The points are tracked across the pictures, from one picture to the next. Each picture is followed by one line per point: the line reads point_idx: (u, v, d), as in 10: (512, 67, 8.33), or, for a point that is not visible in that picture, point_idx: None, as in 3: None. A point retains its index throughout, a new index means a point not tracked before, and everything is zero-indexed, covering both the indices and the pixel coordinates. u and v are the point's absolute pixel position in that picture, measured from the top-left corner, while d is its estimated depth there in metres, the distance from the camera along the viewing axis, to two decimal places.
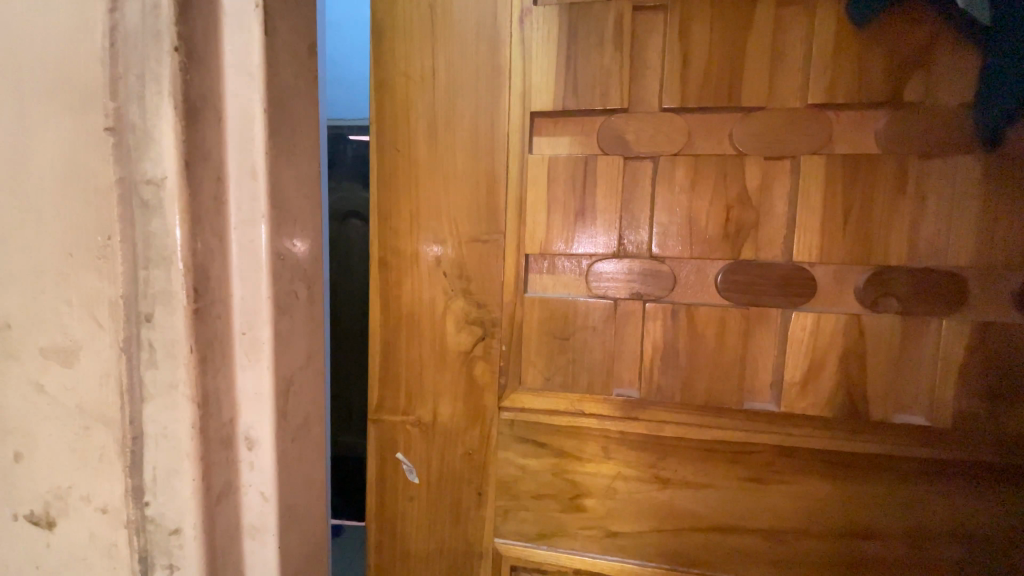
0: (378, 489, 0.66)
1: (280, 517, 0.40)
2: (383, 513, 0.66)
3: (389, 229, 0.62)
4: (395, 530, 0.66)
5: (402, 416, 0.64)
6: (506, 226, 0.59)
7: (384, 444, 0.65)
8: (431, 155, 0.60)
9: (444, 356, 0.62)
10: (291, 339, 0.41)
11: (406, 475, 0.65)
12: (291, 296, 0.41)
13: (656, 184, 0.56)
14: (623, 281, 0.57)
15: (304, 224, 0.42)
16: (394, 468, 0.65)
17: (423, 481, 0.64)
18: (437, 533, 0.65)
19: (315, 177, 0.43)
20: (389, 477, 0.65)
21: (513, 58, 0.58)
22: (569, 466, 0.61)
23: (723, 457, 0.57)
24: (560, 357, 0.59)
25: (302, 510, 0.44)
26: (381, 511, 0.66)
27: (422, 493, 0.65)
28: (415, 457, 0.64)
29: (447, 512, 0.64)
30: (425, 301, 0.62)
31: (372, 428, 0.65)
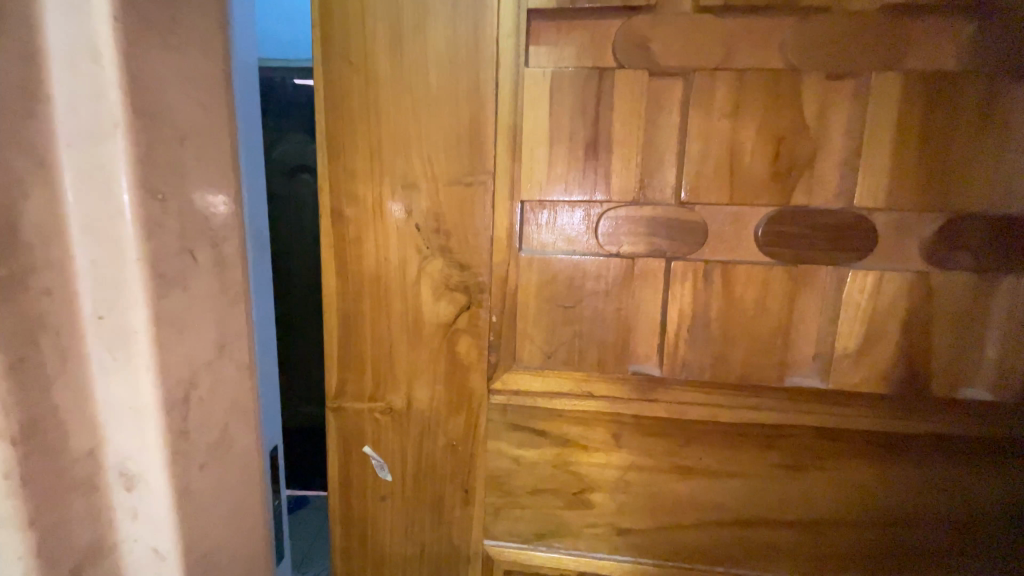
0: (342, 490, 0.55)
1: (185, 538, 0.33)
2: (350, 515, 0.55)
3: (342, 169, 0.48)
4: (365, 534, 0.55)
5: (369, 403, 0.52)
6: (496, 164, 0.46)
7: (348, 436, 0.53)
8: (394, 72, 0.46)
9: (419, 330, 0.50)
10: (184, 324, 0.32)
11: (377, 471, 0.54)
12: (181, 269, 0.31)
13: (688, 108, 0.44)
14: (642, 235, 0.46)
15: (202, 176, 0.32)
16: (361, 464, 0.54)
17: (397, 479, 0.53)
18: (416, 536, 0.55)
19: (222, 115, 0.34)
20: (355, 474, 0.54)
21: None
22: (573, 457, 0.51)
23: (757, 443, 0.48)
24: (564, 329, 0.48)
25: (220, 530, 0.35)
26: (348, 513, 0.55)
27: (396, 492, 0.54)
28: (387, 450, 0.53)
29: (427, 513, 0.54)
30: (392, 261, 0.49)
31: (333, 418, 0.53)
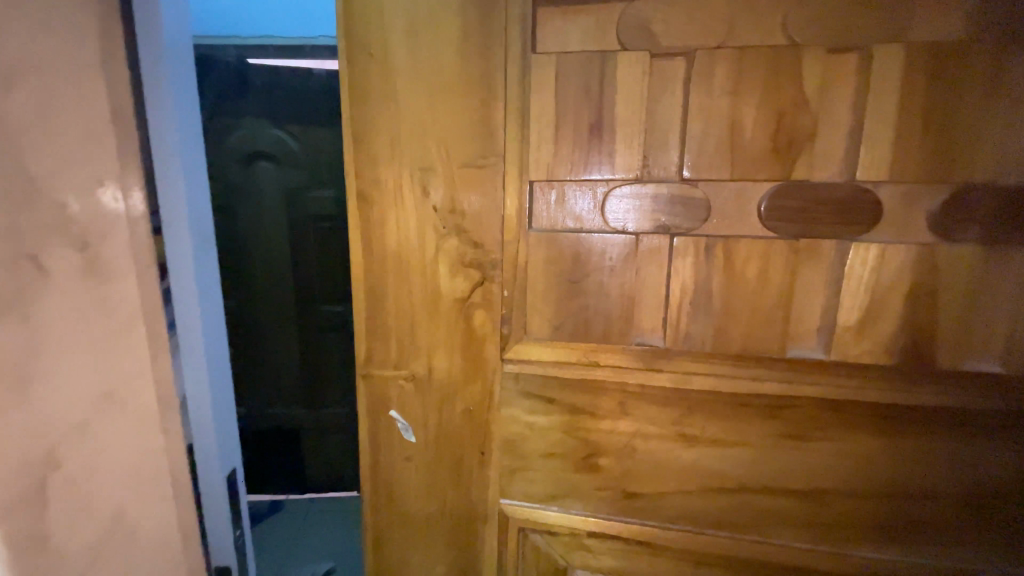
0: (370, 450, 0.60)
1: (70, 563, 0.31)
2: (378, 474, 0.60)
3: (366, 154, 0.52)
4: (392, 490, 0.61)
5: (394, 371, 0.57)
6: (505, 146, 0.49)
7: (375, 401, 0.58)
8: (411, 63, 0.49)
9: (437, 303, 0.54)
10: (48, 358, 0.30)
11: (401, 434, 0.58)
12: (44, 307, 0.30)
13: (690, 87, 0.45)
14: (646, 211, 0.48)
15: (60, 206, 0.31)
16: (387, 427, 0.59)
17: (420, 441, 0.58)
18: (438, 493, 0.59)
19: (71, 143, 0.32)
20: (383, 436, 0.59)
21: None
22: (581, 423, 0.54)
23: (759, 413, 0.50)
24: (571, 302, 0.51)
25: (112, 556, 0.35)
26: (376, 471, 0.60)
27: (419, 453, 0.59)
28: (411, 415, 0.58)
29: (448, 472, 0.58)
30: (411, 240, 0.53)
31: (362, 384, 0.58)
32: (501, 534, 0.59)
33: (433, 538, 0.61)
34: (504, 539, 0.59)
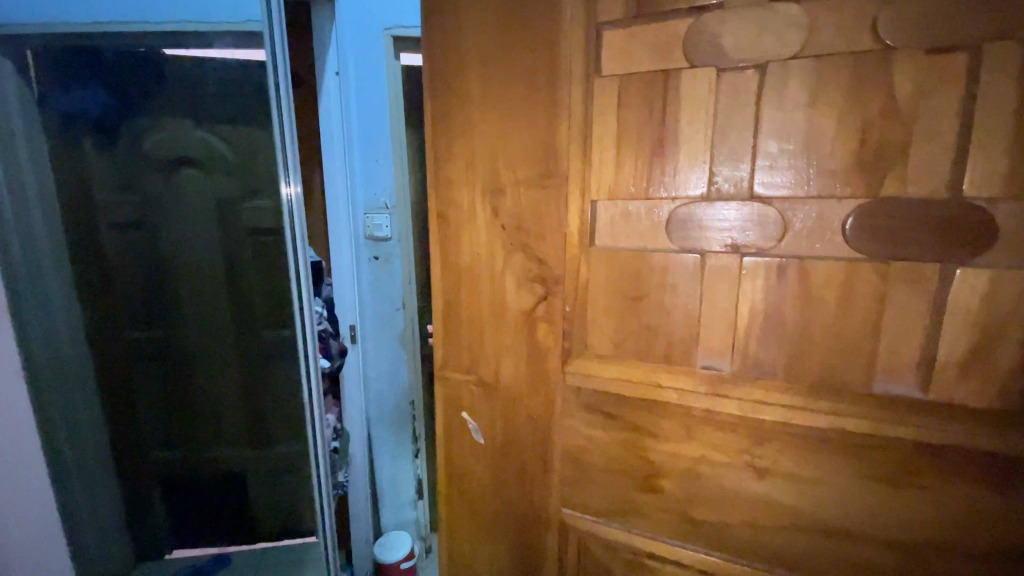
0: (444, 445, 0.65)
1: None
2: (451, 469, 0.65)
3: (445, 177, 0.57)
4: (463, 486, 0.65)
5: (466, 376, 0.61)
6: (569, 167, 0.50)
7: (449, 402, 0.63)
8: (483, 92, 0.53)
9: (505, 315, 0.57)
10: None
11: (472, 434, 0.63)
12: None
13: (762, 102, 0.43)
14: (712, 231, 0.46)
15: None
16: (460, 427, 0.63)
17: (488, 443, 0.62)
18: (503, 494, 0.62)
19: None
20: (456, 434, 0.64)
21: None
22: (642, 442, 0.53)
23: (840, 452, 0.45)
24: (632, 321, 0.51)
25: None
26: (450, 466, 0.66)
27: (488, 454, 0.62)
28: (480, 418, 0.61)
29: (513, 476, 0.61)
30: (482, 255, 0.57)
31: (439, 385, 0.64)
32: (562, 542, 0.60)
33: (498, 535, 0.64)
34: (565, 547, 0.60)
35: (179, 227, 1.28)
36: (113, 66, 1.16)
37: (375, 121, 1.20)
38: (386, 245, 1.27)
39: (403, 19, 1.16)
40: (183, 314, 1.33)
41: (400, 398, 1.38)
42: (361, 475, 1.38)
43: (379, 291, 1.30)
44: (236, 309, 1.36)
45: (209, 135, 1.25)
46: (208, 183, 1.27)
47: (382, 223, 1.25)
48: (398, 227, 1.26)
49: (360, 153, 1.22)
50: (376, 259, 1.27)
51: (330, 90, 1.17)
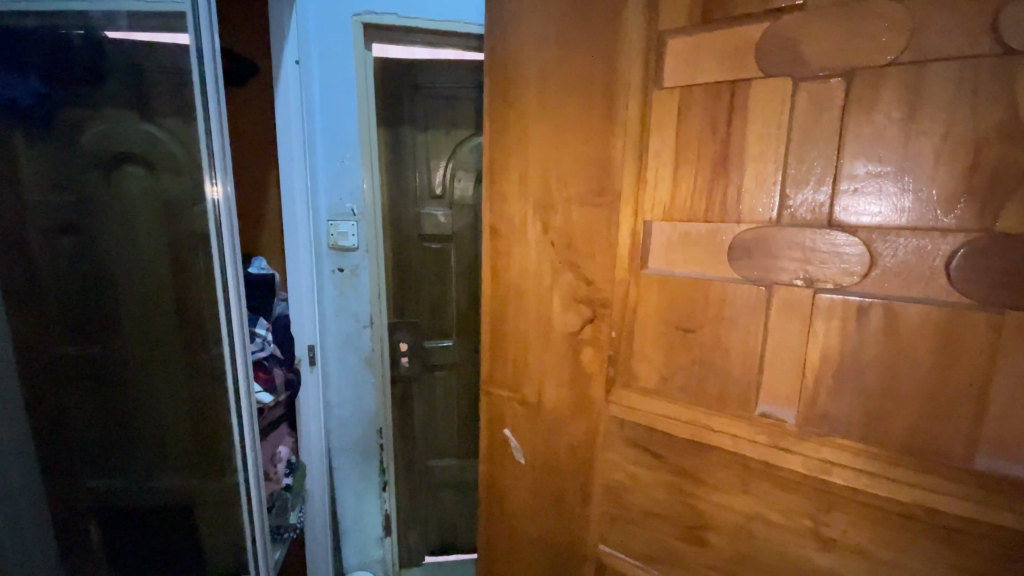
0: (486, 461, 0.64)
1: None
2: (493, 485, 0.64)
3: (499, 191, 0.56)
4: (503, 504, 0.64)
5: (511, 393, 0.60)
6: (623, 184, 0.47)
7: (493, 417, 0.62)
8: (540, 105, 0.51)
9: (550, 335, 0.54)
10: None
11: (513, 453, 0.61)
12: None
13: (849, 115, 0.37)
14: (780, 261, 0.41)
15: None
16: (503, 444, 0.62)
17: (529, 464, 0.60)
18: (541, 520, 0.60)
19: None
20: (499, 451, 0.63)
21: None
22: (690, 488, 0.48)
23: (927, 535, 0.38)
24: (684, 354, 0.46)
25: None
26: (492, 482, 0.65)
27: (527, 476, 0.60)
28: (521, 438, 0.60)
29: (551, 502, 0.59)
30: (530, 272, 0.55)
31: (485, 400, 0.63)
32: None
33: (534, 562, 0.62)
34: None
35: (117, 245, 0.80)
36: (61, 44, 0.72)
37: (343, 105, 1.07)
38: (352, 256, 1.14)
39: (373, 6, 1.05)
40: (142, 310, 0.83)
41: (365, 426, 1.24)
42: (320, 514, 1.23)
43: (345, 307, 1.17)
44: (180, 319, 0.85)
45: (163, 127, 0.84)
46: (181, 184, 0.84)
47: (348, 232, 1.13)
48: (366, 235, 1.14)
49: (322, 142, 1.09)
50: (340, 272, 1.15)
51: (289, 79, 1.03)
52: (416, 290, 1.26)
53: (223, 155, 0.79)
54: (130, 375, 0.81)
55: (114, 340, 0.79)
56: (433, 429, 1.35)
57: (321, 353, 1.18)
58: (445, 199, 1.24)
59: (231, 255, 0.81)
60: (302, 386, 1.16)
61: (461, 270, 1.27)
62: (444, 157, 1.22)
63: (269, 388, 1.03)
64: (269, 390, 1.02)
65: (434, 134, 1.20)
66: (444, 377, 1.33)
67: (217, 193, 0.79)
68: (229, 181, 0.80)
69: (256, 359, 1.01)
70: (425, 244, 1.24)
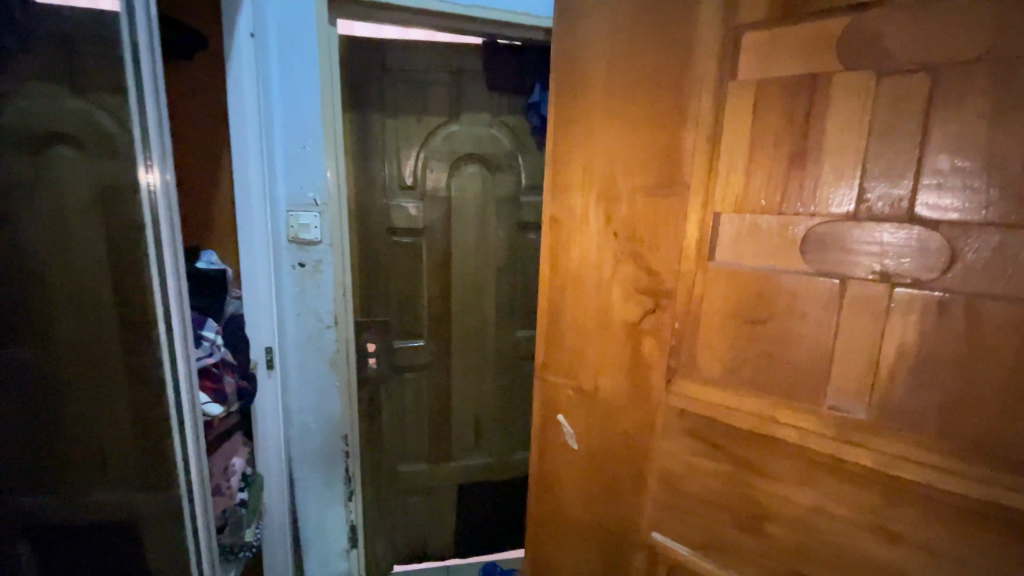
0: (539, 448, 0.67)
1: None
2: (545, 475, 0.67)
3: (562, 181, 0.57)
4: (552, 488, 0.66)
5: (566, 380, 0.61)
6: (692, 176, 0.48)
7: (546, 405, 0.65)
8: (609, 97, 0.53)
9: (609, 324, 0.56)
10: None
11: (566, 439, 0.63)
12: None
13: (933, 110, 0.37)
14: (853, 253, 0.41)
15: None
16: (555, 430, 0.64)
17: (581, 451, 0.61)
18: (591, 506, 0.61)
19: None
20: (550, 436, 0.64)
21: None
22: (750, 480, 0.48)
23: (1004, 534, 0.37)
24: (750, 346, 0.47)
25: None
26: (542, 467, 0.66)
27: (579, 463, 0.62)
28: (575, 425, 0.62)
29: (604, 489, 0.60)
30: (590, 262, 0.56)
31: (538, 386, 0.65)
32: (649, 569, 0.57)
33: (584, 547, 0.63)
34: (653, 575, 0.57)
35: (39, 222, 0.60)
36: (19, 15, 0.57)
37: (304, 92, 1.07)
38: (315, 250, 1.13)
39: None
40: (86, 324, 0.64)
41: (328, 430, 1.23)
42: (278, 523, 1.20)
43: (305, 303, 1.16)
44: (123, 318, 0.67)
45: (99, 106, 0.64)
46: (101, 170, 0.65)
47: (310, 224, 1.12)
48: (329, 228, 1.13)
49: (280, 128, 1.07)
50: (302, 267, 1.14)
51: (245, 55, 1.00)
52: (386, 284, 1.29)
53: (162, 132, 0.68)
54: (76, 403, 0.64)
55: (74, 351, 0.63)
56: (400, 432, 1.39)
57: (281, 354, 1.17)
58: (416, 189, 1.27)
59: (172, 247, 0.70)
60: (259, 392, 1.12)
61: (433, 264, 1.31)
62: (415, 147, 1.25)
63: (218, 398, 0.96)
64: (218, 400, 0.95)
65: (403, 124, 1.23)
66: (414, 378, 1.36)
67: (153, 179, 0.67)
68: (172, 167, 0.69)
69: (203, 365, 0.93)
70: (396, 238, 1.28)
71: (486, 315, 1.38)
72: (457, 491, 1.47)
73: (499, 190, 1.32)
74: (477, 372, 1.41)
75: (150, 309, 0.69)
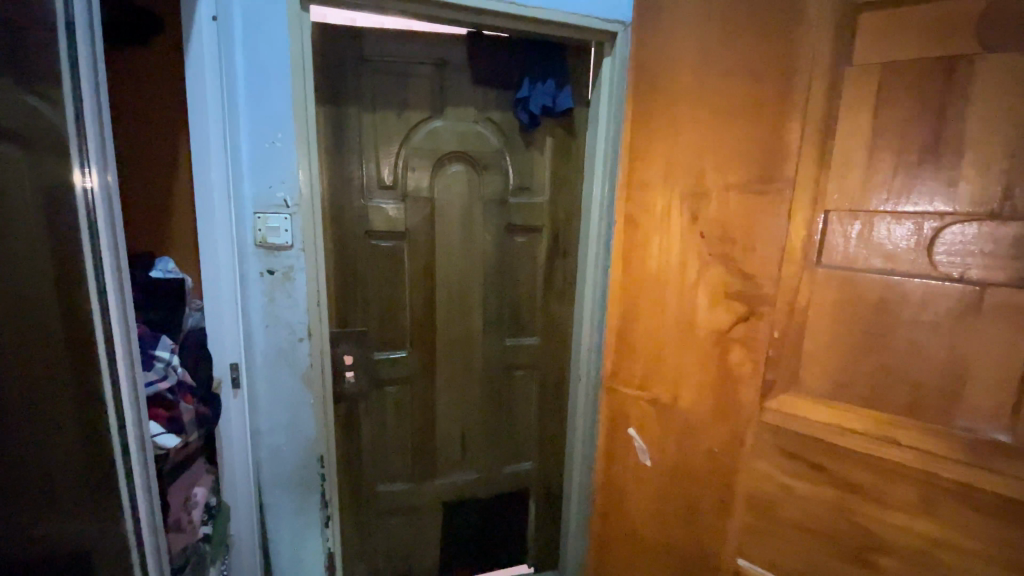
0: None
1: None
2: (620, 451, 0.76)
3: (650, 204, 0.65)
4: (635, 486, 0.72)
5: (640, 392, 0.70)
6: (793, 195, 0.53)
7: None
8: (710, 120, 0.58)
9: (698, 334, 0.61)
10: None
11: (640, 454, 0.70)
12: None
13: None
14: (976, 249, 0.43)
15: None
16: (638, 437, 0.70)
17: (666, 460, 0.67)
18: (672, 507, 0.68)
19: None
20: (636, 441, 0.69)
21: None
22: (852, 497, 0.52)
23: None
24: (859, 354, 0.50)
25: None
26: (625, 470, 0.73)
27: (665, 470, 0.67)
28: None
29: (695, 490, 0.64)
30: (682, 276, 0.62)
31: (610, 396, 0.74)
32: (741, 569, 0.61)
33: (671, 546, 0.68)
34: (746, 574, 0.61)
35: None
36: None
37: (270, 73, 0.87)
38: (285, 256, 0.94)
39: None
40: (15, 344, 0.52)
41: (302, 452, 1.03)
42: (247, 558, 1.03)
43: (275, 319, 0.97)
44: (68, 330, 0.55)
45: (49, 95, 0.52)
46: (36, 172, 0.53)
47: (280, 227, 0.92)
48: (302, 231, 0.93)
49: (245, 117, 0.88)
50: (271, 275, 0.95)
51: (205, 40, 0.85)
52: (362, 293, 1.18)
53: (103, 128, 0.56)
54: (4, 436, 0.52)
55: (3, 375, 0.52)
56: (379, 450, 1.27)
57: (248, 373, 0.98)
58: (397, 189, 1.16)
59: (115, 260, 0.57)
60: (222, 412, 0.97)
61: (415, 270, 1.21)
62: (396, 144, 1.15)
63: (175, 429, 0.84)
64: (174, 431, 0.83)
65: (381, 116, 1.12)
66: (394, 393, 1.26)
67: (93, 182, 0.55)
68: (115, 170, 0.57)
69: (155, 392, 0.81)
70: (375, 242, 1.17)
71: (475, 322, 1.29)
72: (442, 511, 1.37)
73: (487, 190, 1.23)
74: (462, 385, 1.32)
75: (90, 334, 0.56)
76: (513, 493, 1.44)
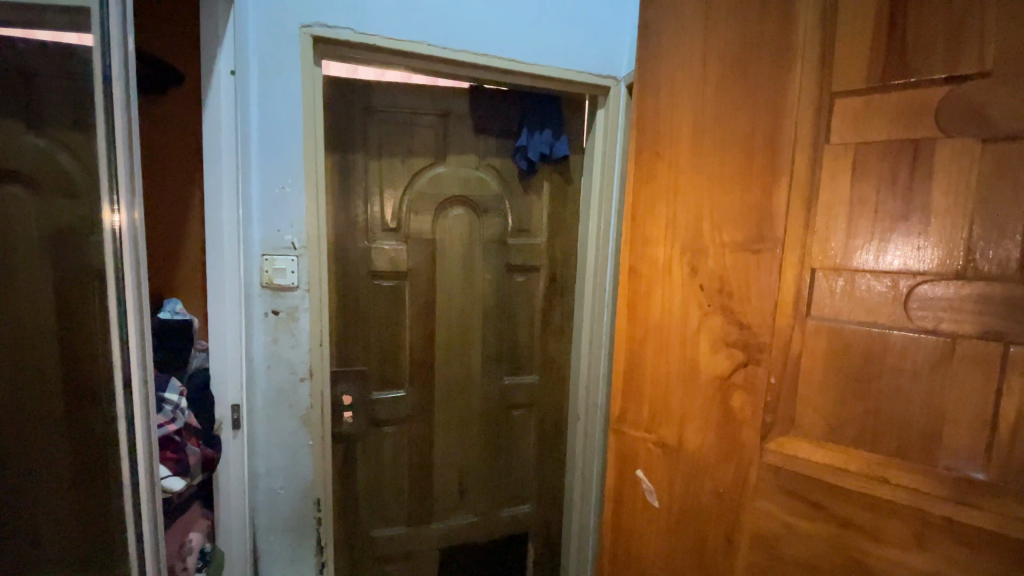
0: (615, 500, 0.66)
1: None
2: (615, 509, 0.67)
3: (642, 238, 0.61)
4: (629, 547, 0.65)
5: (644, 434, 0.62)
6: (786, 234, 0.49)
7: (625, 456, 0.65)
8: (693, 161, 0.56)
9: (696, 376, 0.57)
10: None
11: (646, 495, 0.62)
12: None
13: None
14: (951, 305, 0.41)
15: None
16: (633, 483, 0.64)
17: (662, 506, 0.61)
18: (676, 568, 0.60)
19: None
20: (627, 488, 0.65)
21: (810, 39, 0.47)
22: (857, 542, 0.46)
23: None
24: (852, 403, 0.46)
25: None
26: (616, 521, 0.66)
27: (661, 517, 0.61)
28: (655, 479, 0.61)
29: (690, 545, 0.59)
30: (675, 317, 0.58)
31: (614, 438, 0.66)
32: None
33: None
34: None
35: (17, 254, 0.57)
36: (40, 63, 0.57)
37: (284, 125, 0.93)
38: (290, 297, 0.98)
39: (324, 17, 0.92)
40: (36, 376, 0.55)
41: (298, 495, 1.04)
42: None
43: (278, 358, 0.99)
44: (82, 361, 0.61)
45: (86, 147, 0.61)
46: (70, 213, 0.64)
47: (287, 268, 0.96)
48: (308, 272, 0.98)
49: (257, 163, 0.93)
50: (275, 315, 0.98)
51: (223, 92, 0.89)
52: (365, 332, 1.21)
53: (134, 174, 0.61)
54: None
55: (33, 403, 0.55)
56: (377, 492, 1.27)
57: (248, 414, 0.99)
58: (399, 232, 1.21)
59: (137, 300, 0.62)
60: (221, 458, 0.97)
61: (415, 310, 1.24)
62: (399, 190, 1.20)
63: (181, 471, 0.83)
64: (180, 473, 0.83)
65: (387, 163, 1.19)
66: (394, 433, 1.27)
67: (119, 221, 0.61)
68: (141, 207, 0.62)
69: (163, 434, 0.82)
70: (377, 282, 1.21)
71: (475, 362, 1.32)
72: (439, 555, 1.36)
73: (486, 233, 1.28)
74: (461, 425, 1.33)
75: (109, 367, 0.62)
76: (511, 536, 1.43)
